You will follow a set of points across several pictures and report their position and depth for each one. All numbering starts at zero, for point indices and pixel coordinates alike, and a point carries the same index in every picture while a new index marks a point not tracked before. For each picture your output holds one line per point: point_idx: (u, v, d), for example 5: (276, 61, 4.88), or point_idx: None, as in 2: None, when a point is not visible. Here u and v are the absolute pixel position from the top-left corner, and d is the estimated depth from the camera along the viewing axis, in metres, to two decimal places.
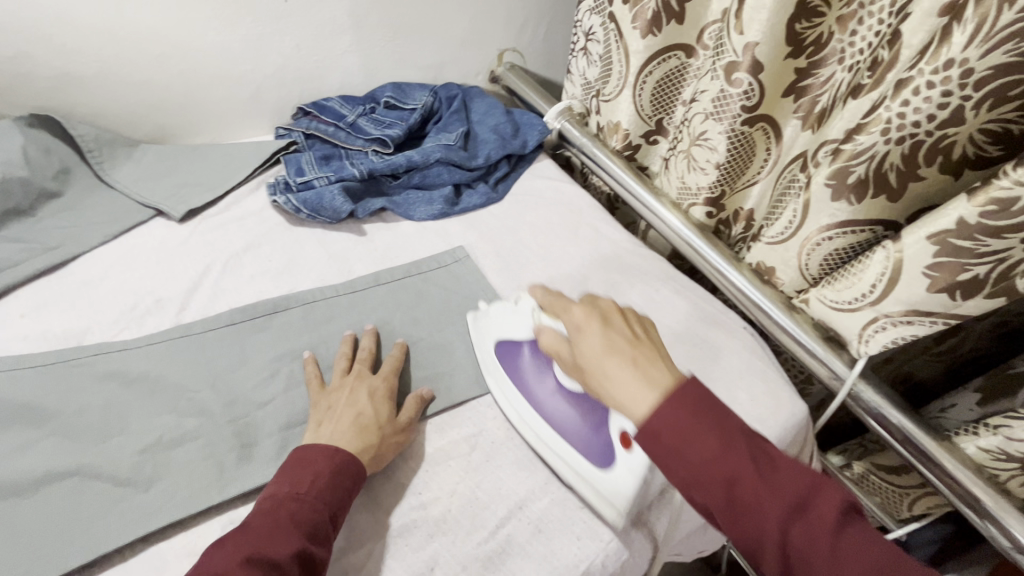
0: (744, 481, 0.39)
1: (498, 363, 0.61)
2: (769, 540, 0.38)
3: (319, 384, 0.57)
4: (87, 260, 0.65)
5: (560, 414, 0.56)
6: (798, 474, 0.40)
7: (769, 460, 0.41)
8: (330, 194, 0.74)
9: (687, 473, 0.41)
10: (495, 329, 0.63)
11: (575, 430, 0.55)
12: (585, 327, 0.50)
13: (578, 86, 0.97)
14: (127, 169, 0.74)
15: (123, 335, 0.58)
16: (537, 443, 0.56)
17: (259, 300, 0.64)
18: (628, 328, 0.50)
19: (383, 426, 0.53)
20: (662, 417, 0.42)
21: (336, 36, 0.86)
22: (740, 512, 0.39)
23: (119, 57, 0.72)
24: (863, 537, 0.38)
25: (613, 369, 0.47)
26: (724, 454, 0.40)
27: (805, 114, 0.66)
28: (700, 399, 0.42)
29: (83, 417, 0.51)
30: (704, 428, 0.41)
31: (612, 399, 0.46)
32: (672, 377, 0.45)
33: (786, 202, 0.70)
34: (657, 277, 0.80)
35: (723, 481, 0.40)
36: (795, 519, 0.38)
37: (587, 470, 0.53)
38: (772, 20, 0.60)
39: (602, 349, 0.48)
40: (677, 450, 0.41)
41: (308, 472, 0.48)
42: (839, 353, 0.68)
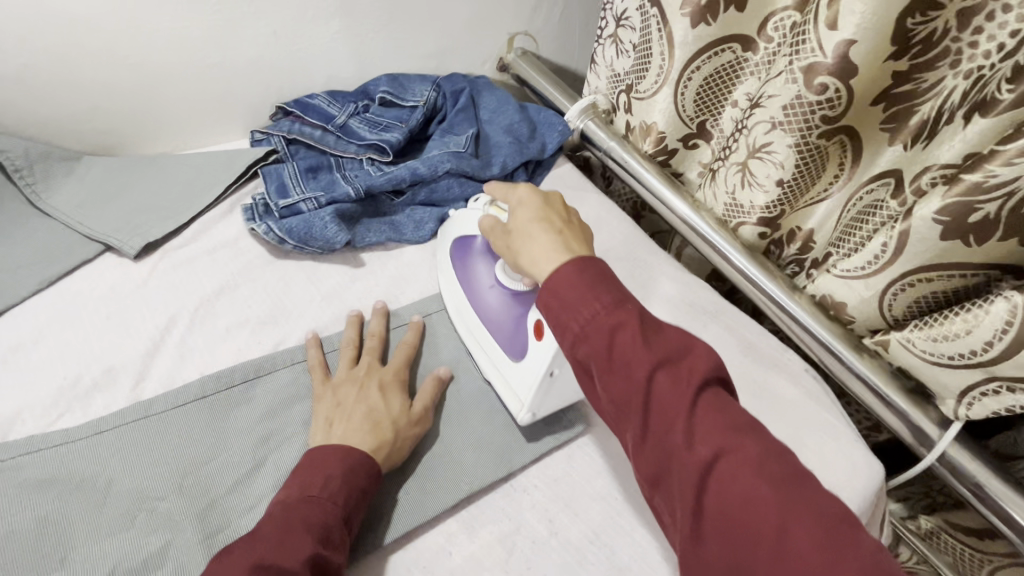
0: (626, 335, 0.37)
1: (449, 260, 0.60)
2: (635, 395, 0.36)
3: (323, 373, 0.52)
4: (17, 315, 0.52)
5: (488, 301, 0.54)
6: (688, 348, 0.38)
7: (656, 327, 0.39)
8: (319, 220, 0.61)
9: (575, 326, 0.39)
10: (456, 226, 0.60)
11: (499, 323, 0.53)
12: (525, 201, 0.48)
13: (603, 77, 0.84)
14: (68, 191, 0.60)
15: (62, 423, 0.46)
16: (468, 336, 0.57)
17: (237, 361, 0.52)
18: (565, 211, 0.48)
19: (397, 420, 0.48)
20: (559, 276, 0.40)
21: (320, 21, 0.71)
22: (617, 371, 0.37)
23: (48, 51, 0.58)
24: (728, 408, 0.36)
25: (534, 241, 0.45)
26: (613, 308, 0.39)
27: (897, 126, 0.54)
28: (599, 267, 0.41)
29: (10, 547, 0.39)
30: (595, 288, 0.39)
31: (528, 262, 0.44)
32: (587, 253, 0.43)
33: (867, 226, 0.59)
34: (703, 310, 0.70)
35: (603, 335, 0.38)
36: (661, 373, 0.36)
37: (502, 363, 0.53)
38: (873, 12, 0.48)
39: (532, 225, 0.46)
40: (569, 304, 0.39)
41: (320, 473, 0.43)
42: (925, 408, 0.59)
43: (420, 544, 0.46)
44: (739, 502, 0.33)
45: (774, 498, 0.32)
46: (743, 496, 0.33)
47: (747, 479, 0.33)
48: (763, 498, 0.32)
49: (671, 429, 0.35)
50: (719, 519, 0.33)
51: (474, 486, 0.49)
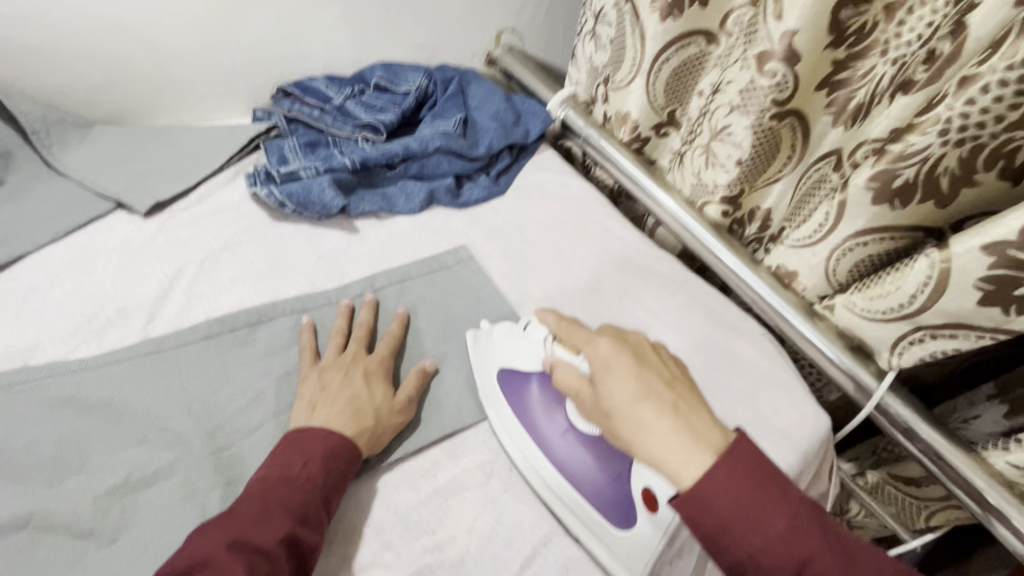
0: (818, 561, 0.38)
1: (504, 399, 0.54)
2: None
3: (312, 356, 0.53)
4: (34, 261, 0.56)
5: (577, 459, 0.49)
6: (865, 554, 0.40)
7: (836, 537, 0.40)
8: (318, 186, 0.66)
9: (754, 551, 0.39)
10: (501, 354, 0.55)
11: (593, 484, 0.48)
12: (614, 365, 0.47)
13: (583, 71, 0.91)
14: (82, 154, 0.64)
15: (80, 353, 0.50)
16: (549, 496, 0.49)
17: (240, 308, 0.57)
18: (659, 368, 0.47)
19: (379, 407, 0.50)
20: (716, 492, 0.40)
21: (321, 9, 0.77)
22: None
23: (69, 25, 0.62)
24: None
25: (653, 430, 0.43)
26: (794, 531, 0.39)
27: (837, 110, 0.61)
28: (768, 474, 0.40)
29: (32, 454, 0.43)
30: (774, 505, 0.39)
31: (648, 457, 0.43)
32: (716, 436, 0.43)
33: (814, 201, 0.66)
34: (672, 280, 0.76)
35: (796, 562, 0.38)
36: (839, 566, 0.38)
37: (604, 534, 0.47)
38: (814, 5, 0.55)
39: (639, 401, 0.45)
40: (748, 522, 0.39)
41: (299, 456, 0.44)
42: (866, 363, 0.65)
43: (408, 467, 0.50)
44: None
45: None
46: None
47: None
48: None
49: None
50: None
51: (459, 420, 0.53)
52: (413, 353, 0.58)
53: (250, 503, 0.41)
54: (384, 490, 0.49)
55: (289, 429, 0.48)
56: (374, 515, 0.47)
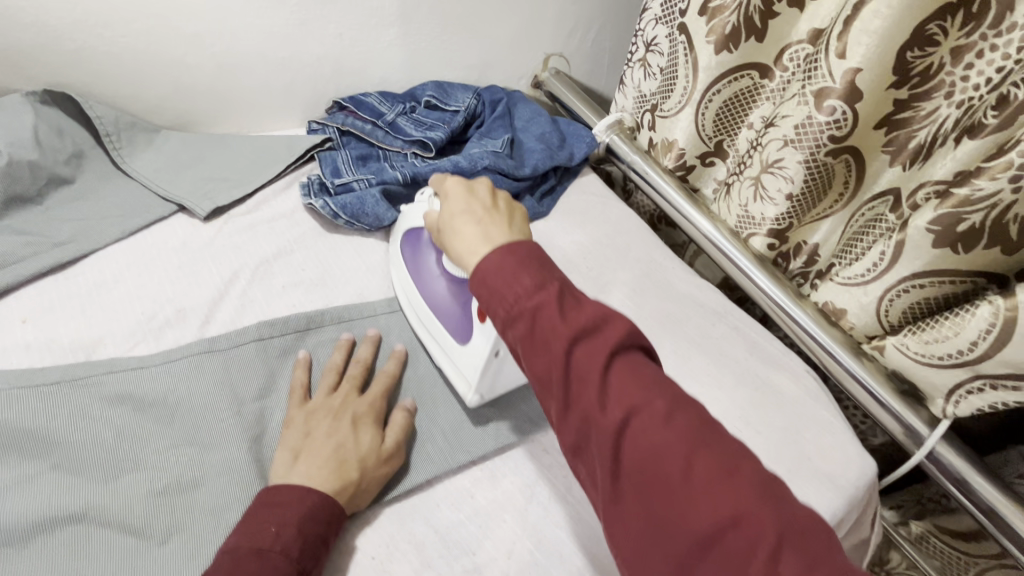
0: (547, 311, 0.37)
1: (400, 253, 0.62)
2: (556, 370, 0.36)
3: (302, 395, 0.50)
4: (99, 258, 0.57)
5: (442, 311, 0.56)
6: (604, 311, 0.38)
7: (574, 299, 0.39)
8: (371, 198, 0.67)
9: (508, 308, 0.38)
10: (405, 221, 0.62)
11: (446, 309, 0.55)
12: (450, 197, 0.48)
13: (630, 97, 0.91)
14: (148, 158, 0.67)
15: (138, 350, 0.51)
16: (420, 326, 0.58)
17: (291, 313, 0.58)
18: (490, 195, 0.47)
19: (365, 459, 0.46)
20: (490, 260, 0.40)
21: (382, 28, 0.79)
22: (536, 345, 0.37)
23: (147, 35, 0.65)
24: (639, 368, 0.36)
25: (463, 230, 0.45)
26: (536, 288, 0.38)
27: (896, 150, 0.61)
28: (524, 249, 0.40)
29: (91, 447, 0.44)
30: (525, 272, 0.39)
31: (459, 260, 0.44)
32: (509, 238, 0.43)
33: (869, 237, 0.65)
34: (713, 310, 0.75)
35: (527, 314, 0.38)
36: (580, 348, 0.36)
37: (447, 348, 0.55)
38: (880, 45, 0.55)
39: (461, 211, 0.46)
40: (499, 289, 0.39)
41: (273, 523, 0.40)
42: (915, 408, 0.62)
43: (449, 485, 0.50)
44: (650, 458, 0.34)
45: (685, 462, 0.33)
46: (655, 453, 0.34)
47: (651, 437, 0.34)
48: (674, 448, 0.34)
49: (581, 395, 0.36)
50: (639, 481, 0.34)
51: (500, 441, 0.53)
52: None
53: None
54: (426, 506, 0.48)
55: (267, 484, 0.44)
56: (415, 530, 0.47)
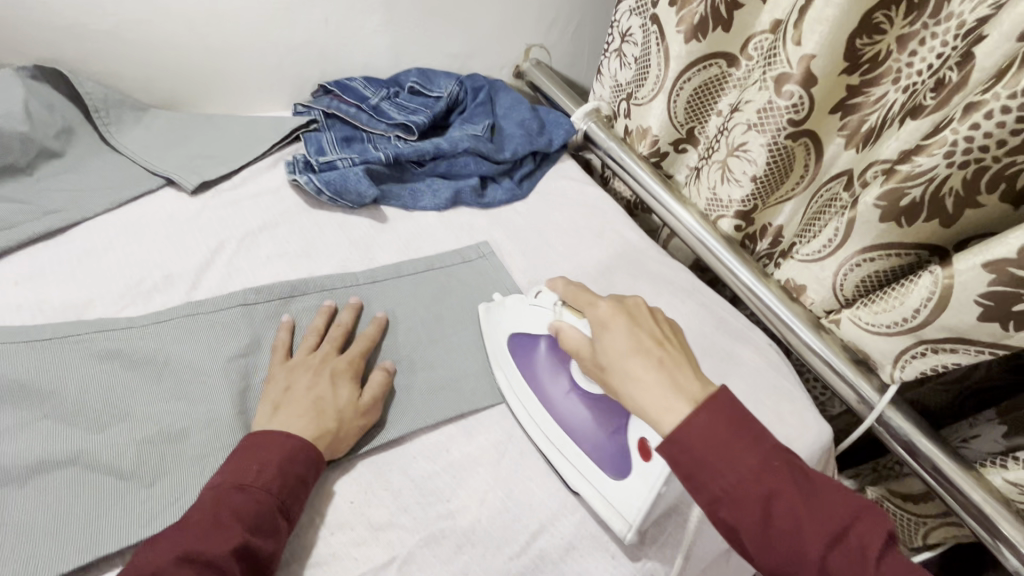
0: (783, 500, 0.39)
1: (511, 361, 0.58)
2: (805, 564, 0.38)
3: (284, 354, 0.53)
4: (88, 227, 0.59)
5: (584, 439, 0.53)
6: (840, 505, 0.40)
7: (806, 484, 0.40)
8: (354, 176, 0.70)
9: (727, 488, 0.40)
10: (511, 324, 0.59)
11: (591, 439, 0.52)
12: (610, 325, 0.49)
13: (607, 87, 0.95)
14: (136, 134, 0.69)
15: (127, 312, 0.53)
16: (549, 447, 0.53)
17: (275, 282, 0.60)
18: (655, 326, 0.49)
19: (342, 412, 0.48)
20: (698, 426, 0.41)
21: (366, 15, 0.82)
22: (777, 537, 0.39)
23: (135, 15, 0.67)
24: (895, 564, 0.37)
25: (637, 369, 0.46)
26: (764, 471, 0.40)
27: (850, 132, 0.65)
28: (741, 420, 0.41)
29: (81, 398, 0.46)
30: (748, 450, 0.40)
31: (646, 410, 0.44)
32: (699, 386, 0.44)
33: (825, 217, 0.68)
34: (683, 288, 0.78)
35: (763, 502, 0.39)
36: (828, 543, 0.38)
37: (596, 479, 0.51)
38: (833, 32, 0.59)
39: (629, 349, 0.47)
40: (713, 466, 0.40)
41: (255, 463, 0.43)
42: (868, 376, 0.66)
43: (425, 440, 0.53)
44: None
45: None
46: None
47: None
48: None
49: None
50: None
51: (476, 401, 0.56)
52: (431, 337, 0.60)
53: (199, 513, 0.39)
54: (402, 459, 0.51)
55: (250, 431, 0.47)
56: (391, 480, 0.49)
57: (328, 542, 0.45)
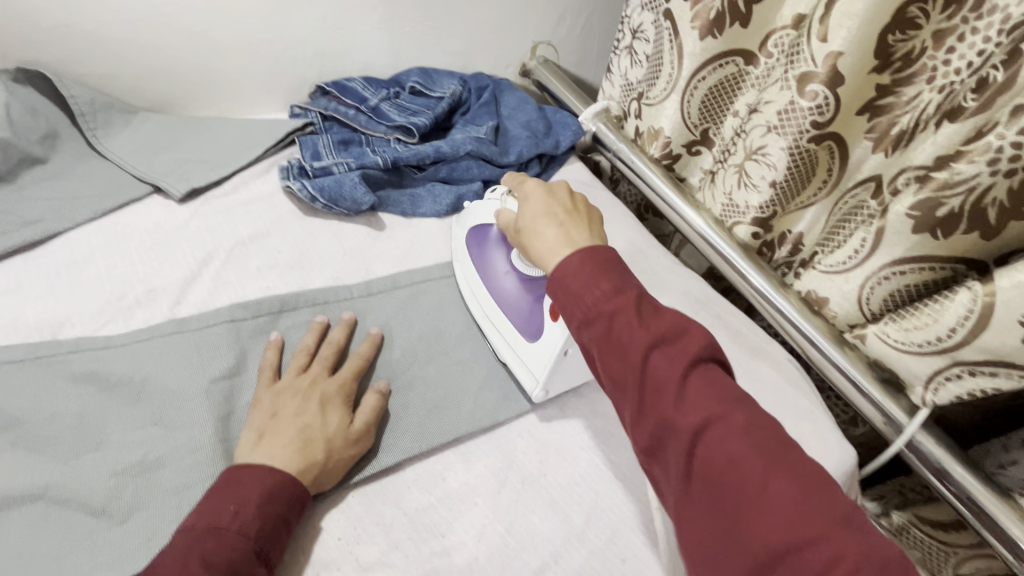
0: (623, 316, 0.39)
1: (464, 247, 0.63)
2: (631, 370, 0.38)
3: (271, 375, 0.49)
4: (70, 238, 0.57)
5: (509, 306, 0.57)
6: (686, 327, 0.39)
7: (653, 308, 0.40)
8: (349, 182, 0.66)
9: (583, 306, 0.41)
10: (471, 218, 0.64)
11: (515, 307, 0.56)
12: (530, 196, 0.51)
13: (617, 87, 0.91)
14: (123, 139, 0.66)
15: (106, 330, 0.51)
16: (483, 320, 0.59)
17: (264, 295, 0.57)
18: (570, 197, 0.50)
19: (331, 440, 0.45)
20: (567, 262, 0.43)
21: (365, 12, 0.78)
22: (610, 349, 0.39)
23: (121, 14, 0.64)
24: (718, 382, 0.37)
25: (543, 228, 0.48)
26: (614, 292, 0.40)
27: (879, 135, 0.60)
28: (604, 257, 0.42)
29: (52, 426, 0.43)
30: (605, 276, 0.41)
31: (537, 257, 0.47)
32: (590, 239, 0.45)
33: (851, 226, 0.64)
34: (696, 298, 0.74)
35: (604, 317, 0.39)
36: (658, 355, 0.38)
37: (513, 342, 0.56)
38: (862, 28, 0.54)
39: (540, 212, 0.49)
40: (575, 290, 0.41)
41: (232, 502, 0.40)
42: (897, 398, 0.62)
43: (421, 467, 0.50)
44: (728, 469, 0.34)
45: (764, 475, 0.33)
46: (731, 463, 0.34)
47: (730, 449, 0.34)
48: (752, 463, 0.34)
49: (661, 402, 0.37)
50: (707, 491, 0.35)
51: (475, 425, 0.52)
52: (428, 354, 0.57)
53: (168, 560, 0.36)
54: (396, 490, 0.48)
55: (232, 463, 0.44)
56: (384, 513, 0.46)
57: None
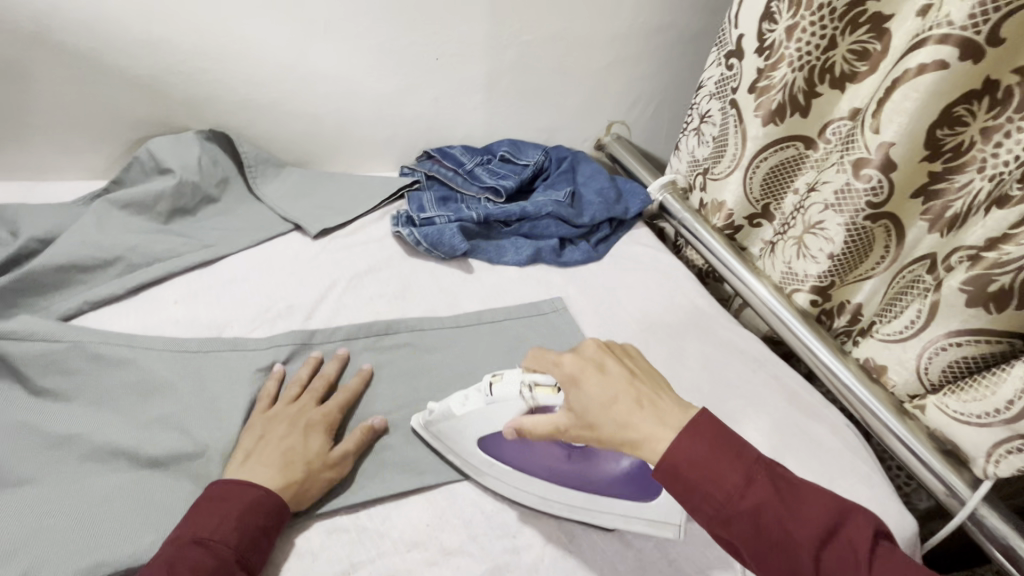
0: (769, 508, 0.41)
1: (491, 464, 0.54)
2: (804, 567, 0.40)
3: (266, 402, 0.55)
4: (232, 260, 0.71)
5: (605, 485, 0.52)
6: (815, 497, 0.42)
7: (792, 490, 0.42)
8: (449, 231, 0.78)
9: (724, 503, 0.41)
10: (470, 424, 0.53)
11: (613, 482, 0.52)
12: (585, 379, 0.47)
13: (683, 162, 1.00)
14: (274, 186, 0.82)
15: (256, 333, 0.63)
16: (578, 510, 0.53)
17: (374, 319, 0.68)
18: (621, 369, 0.47)
19: (312, 462, 0.50)
20: (687, 456, 0.42)
21: (470, 95, 0.94)
22: (778, 553, 0.41)
23: (288, 91, 0.82)
24: (883, 551, 0.39)
25: (628, 416, 0.45)
26: (748, 486, 0.41)
27: (933, 217, 0.65)
28: (722, 437, 0.43)
29: (212, 404, 0.54)
30: (733, 467, 0.42)
31: (640, 451, 0.44)
32: (676, 412, 0.45)
33: (906, 299, 0.68)
34: (754, 358, 0.79)
35: (751, 514, 0.41)
36: (819, 544, 0.40)
37: (630, 511, 0.51)
38: (911, 123, 0.61)
39: (611, 403, 0.45)
40: (707, 489, 0.42)
41: (214, 516, 0.45)
42: (959, 469, 0.63)
43: None
44: None
45: None
46: None
47: None
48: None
49: None
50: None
51: None
52: None
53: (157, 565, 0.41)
54: (474, 492, 0.55)
55: (222, 478, 0.49)
56: (463, 510, 0.53)
57: (404, 558, 0.49)
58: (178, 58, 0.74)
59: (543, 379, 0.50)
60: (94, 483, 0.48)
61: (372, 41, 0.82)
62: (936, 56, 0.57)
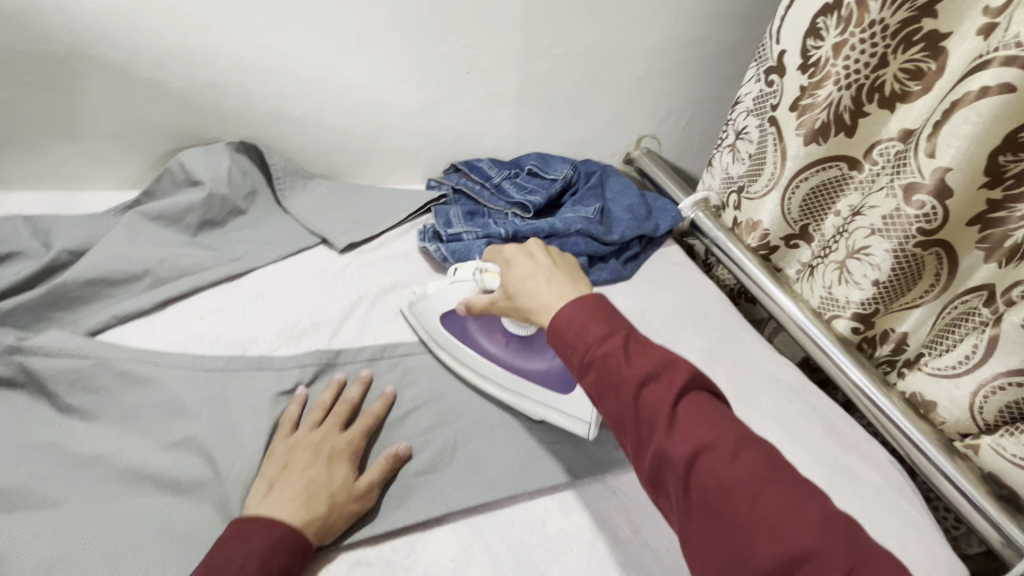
0: (614, 358, 0.42)
1: (442, 334, 0.65)
2: (626, 407, 0.41)
3: (289, 427, 0.54)
4: (258, 275, 0.70)
5: (532, 373, 0.62)
6: (660, 353, 0.43)
7: (639, 344, 0.44)
8: (477, 248, 0.77)
9: (582, 354, 0.44)
10: (434, 301, 0.65)
11: (538, 372, 0.61)
12: (514, 261, 0.54)
13: (717, 178, 0.96)
14: (302, 198, 0.81)
15: (281, 351, 0.62)
16: (505, 392, 0.62)
17: (399, 338, 0.67)
18: (548, 256, 0.53)
19: (335, 494, 0.49)
20: (561, 313, 0.45)
21: (500, 108, 0.93)
22: (605, 390, 0.42)
23: (318, 104, 0.82)
24: (704, 406, 0.41)
25: (534, 285, 0.50)
26: (605, 338, 0.43)
27: (990, 247, 0.61)
28: (594, 301, 0.45)
29: (231, 430, 0.53)
30: (597, 322, 0.44)
31: (536, 312, 0.49)
32: (580, 291, 0.48)
33: (959, 331, 0.65)
34: (790, 387, 0.75)
35: (597, 361, 0.43)
36: (643, 387, 0.41)
37: (549, 398, 0.60)
38: (971, 148, 0.58)
39: (529, 274, 0.51)
40: (566, 338, 0.44)
41: (238, 556, 0.43)
42: (1017, 518, 0.59)
43: (523, 509, 0.55)
44: (717, 491, 0.37)
45: (755, 494, 0.37)
46: (721, 488, 0.37)
47: (720, 468, 0.38)
48: (743, 485, 0.37)
49: (654, 435, 0.40)
50: (703, 509, 0.38)
51: (573, 477, 0.57)
52: None
53: None
54: (501, 526, 0.53)
55: (242, 514, 0.47)
56: (489, 544, 0.51)
57: None
58: (210, 71, 0.74)
59: (492, 267, 0.62)
60: (115, 507, 0.47)
61: (403, 54, 0.81)
62: (1001, 78, 0.54)
